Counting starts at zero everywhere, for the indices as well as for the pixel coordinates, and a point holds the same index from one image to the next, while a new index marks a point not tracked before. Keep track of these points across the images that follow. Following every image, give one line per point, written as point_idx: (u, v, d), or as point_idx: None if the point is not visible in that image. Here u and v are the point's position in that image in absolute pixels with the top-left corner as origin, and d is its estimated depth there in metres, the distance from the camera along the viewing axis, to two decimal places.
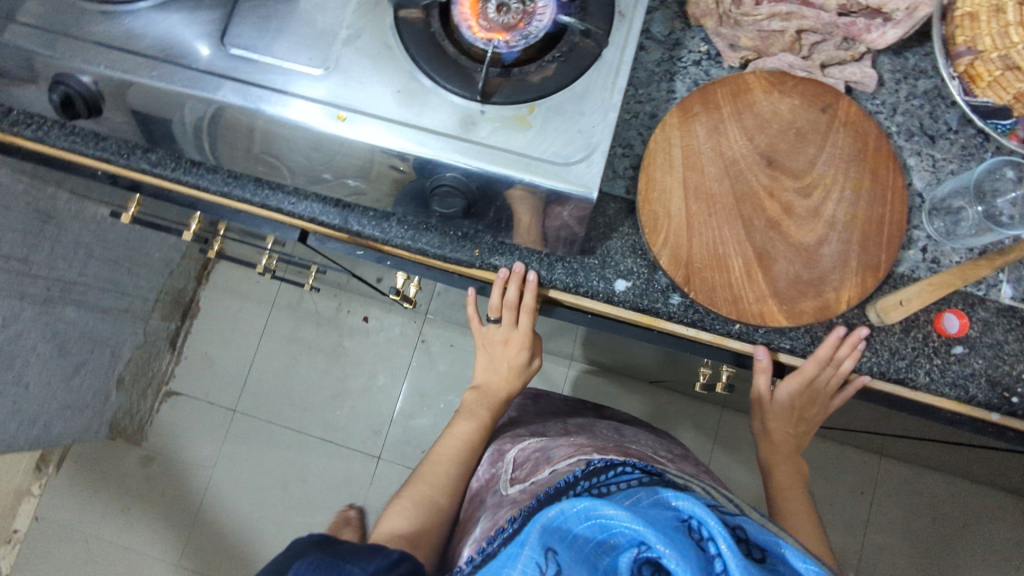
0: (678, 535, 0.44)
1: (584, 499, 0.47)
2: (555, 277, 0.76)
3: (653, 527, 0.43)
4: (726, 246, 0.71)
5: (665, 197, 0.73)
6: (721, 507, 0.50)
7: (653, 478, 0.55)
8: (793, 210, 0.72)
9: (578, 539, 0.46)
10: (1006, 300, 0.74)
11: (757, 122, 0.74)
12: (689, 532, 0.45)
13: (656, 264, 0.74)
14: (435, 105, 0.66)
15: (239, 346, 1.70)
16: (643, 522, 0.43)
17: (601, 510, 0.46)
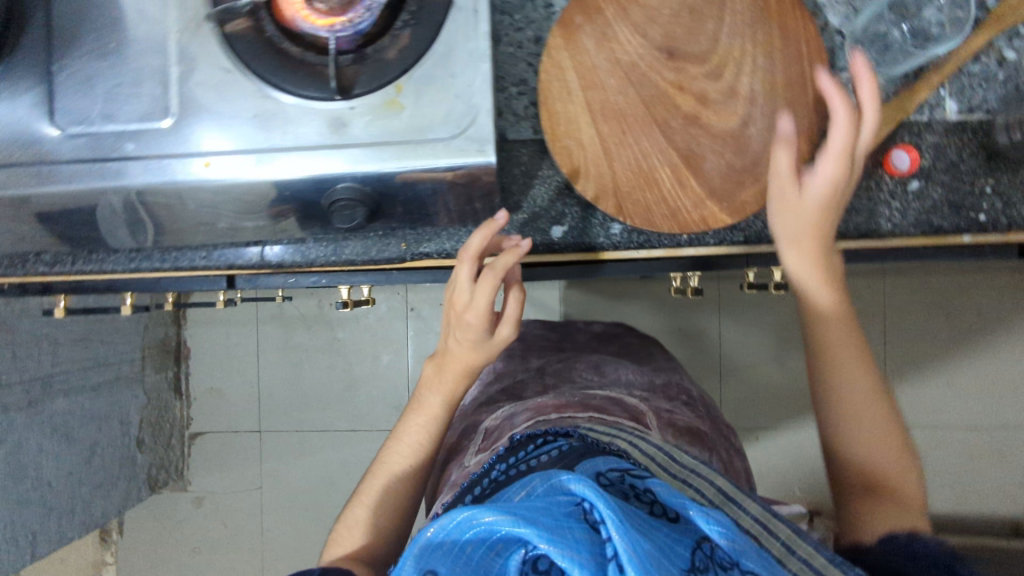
0: (571, 521, 0.47)
1: (464, 510, 0.49)
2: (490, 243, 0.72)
3: (539, 522, 0.46)
4: (649, 159, 0.67)
5: (574, 127, 0.68)
6: (625, 476, 0.55)
7: (574, 443, 0.62)
8: (709, 98, 0.67)
9: (469, 547, 0.48)
10: (953, 117, 0.70)
11: (647, 14, 0.67)
12: (584, 516, 0.48)
13: (586, 200, 0.70)
14: (296, 115, 0.60)
15: (240, 371, 1.70)
16: (527, 521, 0.46)
17: (482, 516, 0.48)
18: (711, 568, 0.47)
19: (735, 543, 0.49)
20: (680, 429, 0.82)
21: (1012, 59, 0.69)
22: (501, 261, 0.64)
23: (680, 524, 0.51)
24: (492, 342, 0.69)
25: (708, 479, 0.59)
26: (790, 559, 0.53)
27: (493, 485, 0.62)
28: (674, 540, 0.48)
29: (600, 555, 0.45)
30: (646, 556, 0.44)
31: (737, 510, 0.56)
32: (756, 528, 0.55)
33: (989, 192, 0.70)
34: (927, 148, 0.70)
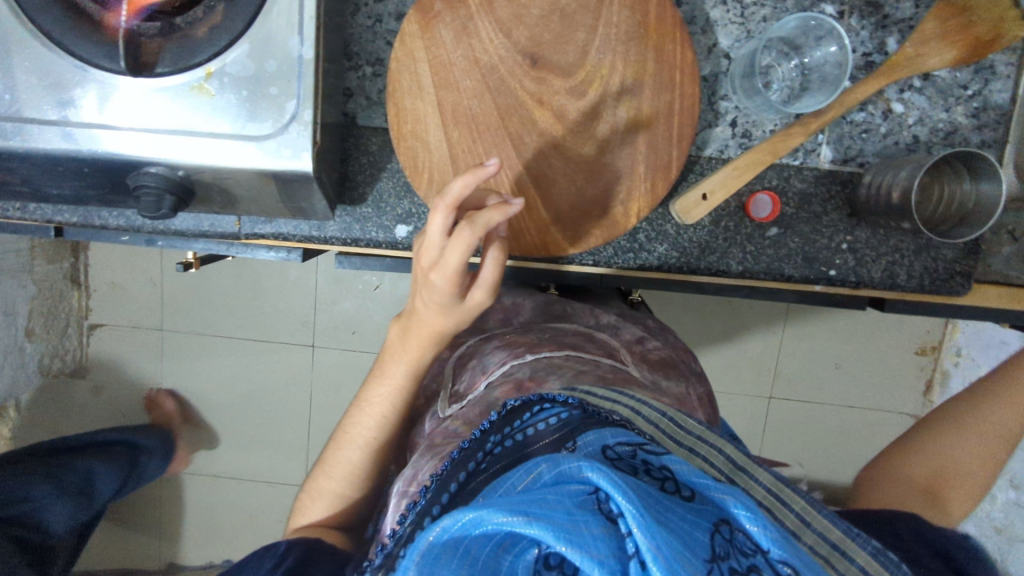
0: (582, 512, 0.35)
1: (466, 511, 0.36)
2: (329, 235, 0.68)
3: (546, 514, 0.34)
4: (497, 174, 0.63)
5: (421, 128, 0.62)
6: (634, 451, 0.43)
7: (574, 412, 0.49)
8: (567, 116, 0.62)
9: (472, 547, 0.36)
10: (825, 165, 0.67)
11: (513, 10, 0.60)
12: (598, 505, 0.36)
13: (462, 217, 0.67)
14: (92, 91, 0.54)
15: (143, 268, 1.65)
16: (536, 518, 0.34)
17: (491, 519, 0.35)
18: (734, 558, 0.36)
19: (764, 529, 0.37)
20: (654, 360, 0.75)
21: (897, 112, 0.66)
22: (481, 217, 0.51)
23: (695, 503, 0.40)
24: (463, 307, 0.59)
25: (718, 446, 0.47)
26: (823, 546, 0.43)
27: (488, 461, 0.49)
28: (691, 525, 0.37)
29: (622, 548, 0.34)
30: (670, 550, 0.33)
31: (749, 482, 0.45)
32: (768, 498, 0.45)
33: (845, 248, 0.68)
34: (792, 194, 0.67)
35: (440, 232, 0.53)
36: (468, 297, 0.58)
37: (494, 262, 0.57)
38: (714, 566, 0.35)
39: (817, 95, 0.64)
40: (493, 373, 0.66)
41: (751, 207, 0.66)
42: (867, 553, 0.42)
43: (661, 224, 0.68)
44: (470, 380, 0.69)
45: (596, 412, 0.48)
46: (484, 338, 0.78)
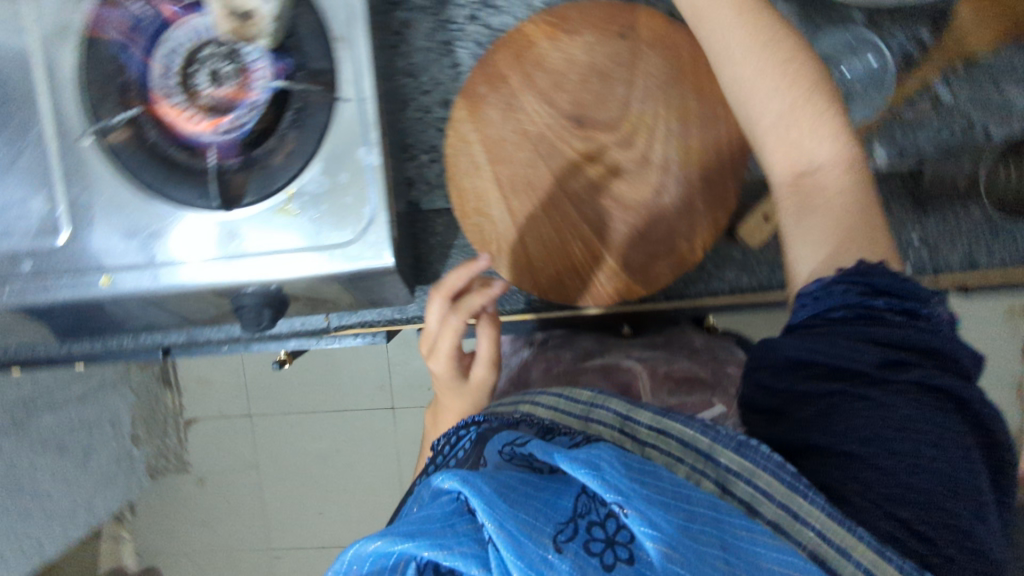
0: (454, 518, 0.41)
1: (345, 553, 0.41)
2: (412, 314, 0.73)
3: (425, 531, 0.40)
4: (561, 234, 0.66)
5: (484, 203, 0.66)
6: (518, 447, 0.48)
7: (486, 425, 0.53)
8: (621, 168, 0.64)
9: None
10: (882, 165, 0.68)
11: (553, 80, 0.63)
12: (465, 507, 0.41)
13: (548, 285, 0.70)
14: (183, 228, 0.59)
15: (225, 359, 1.74)
16: (404, 534, 0.39)
17: (364, 548, 0.40)
18: (593, 511, 0.39)
19: (596, 478, 0.38)
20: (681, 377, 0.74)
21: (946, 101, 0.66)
22: (472, 304, 0.60)
23: (566, 478, 0.43)
24: (470, 388, 0.66)
25: (607, 403, 0.48)
26: (711, 473, 0.42)
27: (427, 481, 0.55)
28: (557, 496, 0.41)
29: (484, 540, 0.39)
30: (512, 522, 0.37)
31: (631, 422, 0.46)
32: (652, 436, 0.45)
33: (917, 243, 0.68)
34: None
35: (436, 321, 0.62)
36: (472, 377, 0.65)
37: (489, 342, 0.65)
38: (568, 525, 0.39)
39: (863, 103, 0.66)
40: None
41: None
42: (761, 464, 0.41)
43: (727, 252, 0.70)
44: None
45: (500, 416, 0.53)
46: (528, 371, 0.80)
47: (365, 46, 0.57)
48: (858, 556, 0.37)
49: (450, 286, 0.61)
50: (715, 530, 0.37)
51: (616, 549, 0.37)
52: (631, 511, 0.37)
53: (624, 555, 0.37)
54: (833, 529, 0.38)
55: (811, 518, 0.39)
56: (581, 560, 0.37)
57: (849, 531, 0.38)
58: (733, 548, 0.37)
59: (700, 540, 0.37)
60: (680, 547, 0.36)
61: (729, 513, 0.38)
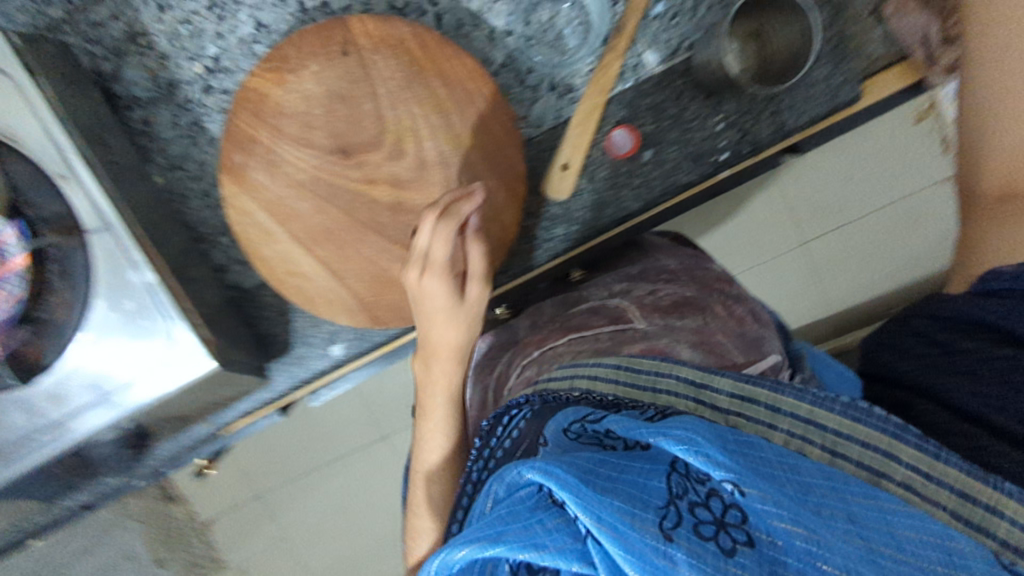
0: (540, 513, 0.37)
1: (432, 560, 0.38)
2: (285, 388, 0.72)
3: (507, 529, 0.36)
4: (377, 263, 0.64)
5: (293, 263, 0.64)
6: (587, 424, 0.45)
7: (536, 406, 0.53)
8: (402, 179, 0.62)
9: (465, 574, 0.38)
10: (657, 68, 0.65)
11: (300, 122, 0.61)
12: (550, 498, 0.37)
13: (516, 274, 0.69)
14: (60, 385, 0.59)
15: None
16: (491, 538, 0.35)
17: (454, 555, 0.36)
18: (692, 491, 0.36)
19: (704, 455, 0.36)
20: (667, 305, 0.71)
21: None
22: (439, 235, 0.57)
23: (654, 450, 0.40)
24: (466, 306, 0.62)
25: (671, 370, 0.50)
26: (815, 437, 0.41)
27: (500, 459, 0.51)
28: (646, 474, 0.37)
29: (577, 532, 0.35)
30: (617, 517, 0.33)
31: (711, 394, 0.46)
32: (733, 403, 0.45)
33: (723, 130, 0.66)
34: (642, 111, 0.66)
35: (433, 254, 0.57)
36: (465, 293, 0.61)
37: (481, 253, 0.60)
38: (669, 509, 0.34)
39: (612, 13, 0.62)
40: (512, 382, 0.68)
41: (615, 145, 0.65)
42: (875, 426, 0.40)
43: (548, 208, 0.69)
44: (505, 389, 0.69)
45: (557, 397, 0.52)
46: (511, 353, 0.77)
47: (102, 170, 0.56)
48: (949, 478, 0.38)
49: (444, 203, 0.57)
50: (836, 500, 0.36)
51: (730, 532, 0.33)
52: (750, 491, 0.35)
53: (742, 537, 0.33)
54: (971, 485, 0.37)
55: (949, 477, 0.38)
56: (697, 547, 0.33)
57: (939, 459, 0.38)
58: (857, 515, 0.35)
59: (826, 513, 0.35)
60: (788, 509, 0.34)
61: (849, 481, 0.37)
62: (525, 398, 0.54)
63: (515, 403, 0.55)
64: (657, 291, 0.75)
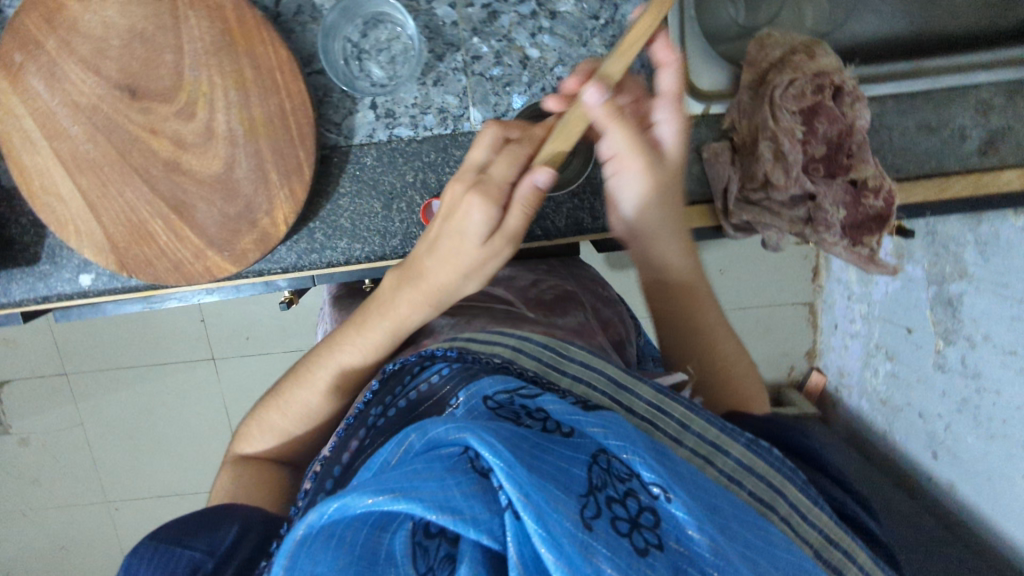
0: (452, 475, 0.30)
1: (328, 501, 0.30)
2: (18, 298, 0.68)
3: (413, 485, 0.29)
4: (138, 211, 0.62)
5: (48, 181, 0.62)
6: (515, 397, 0.38)
7: (455, 364, 0.43)
8: (185, 140, 0.61)
9: (314, 551, 0.30)
10: (478, 127, 0.66)
11: (94, 46, 0.59)
12: (471, 463, 0.31)
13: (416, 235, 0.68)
14: None
15: None
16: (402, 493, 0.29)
17: (356, 503, 0.29)
18: (611, 486, 0.33)
19: (641, 454, 0.34)
20: (549, 299, 0.67)
21: (535, 58, 0.64)
22: (490, 166, 0.49)
23: (574, 438, 0.36)
24: (491, 245, 0.49)
25: (600, 368, 0.43)
26: (717, 460, 0.39)
27: (372, 436, 0.43)
28: (567, 461, 0.34)
29: (493, 503, 0.30)
30: (540, 495, 0.29)
31: (630, 398, 0.42)
32: (650, 412, 0.41)
33: None
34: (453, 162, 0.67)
35: (461, 191, 0.49)
36: (504, 227, 0.48)
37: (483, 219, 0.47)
38: (589, 499, 0.32)
39: (448, 58, 0.64)
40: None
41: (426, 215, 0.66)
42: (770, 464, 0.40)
43: (335, 219, 0.67)
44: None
45: (477, 360, 0.43)
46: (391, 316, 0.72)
47: None
48: (820, 523, 0.39)
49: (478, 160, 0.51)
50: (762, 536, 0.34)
51: (643, 533, 0.32)
52: (681, 499, 0.33)
53: (655, 540, 0.32)
54: (836, 534, 0.39)
55: (820, 521, 0.39)
56: (612, 540, 0.30)
57: (818, 507, 0.40)
58: (754, 545, 0.33)
59: (730, 533, 0.33)
60: (725, 544, 0.32)
61: (746, 509, 0.36)
62: (443, 350, 0.44)
63: (424, 355, 0.45)
64: (537, 283, 0.71)
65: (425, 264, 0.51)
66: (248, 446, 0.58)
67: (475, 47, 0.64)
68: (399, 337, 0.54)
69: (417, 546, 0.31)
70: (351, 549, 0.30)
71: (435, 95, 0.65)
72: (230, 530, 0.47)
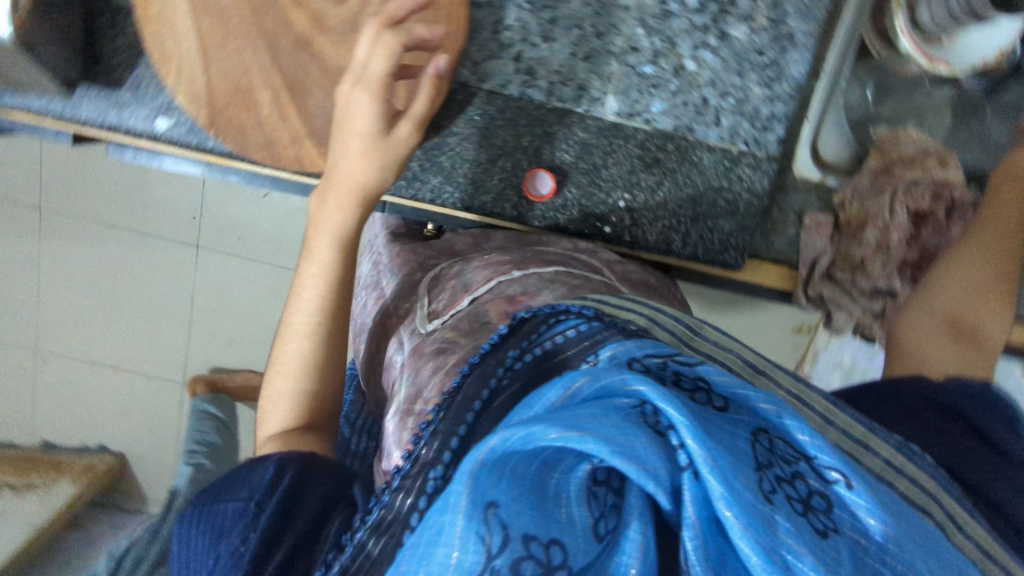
0: (630, 425, 0.31)
1: (510, 431, 0.30)
2: (84, 116, 0.64)
3: (594, 426, 0.30)
4: (250, 75, 0.59)
5: (169, 11, 0.57)
6: (669, 362, 0.38)
7: (594, 323, 0.44)
8: (326, 23, 0.58)
9: (492, 477, 0.29)
10: (609, 117, 0.64)
11: None
12: (645, 418, 0.32)
13: (516, 198, 0.67)
14: None
15: None
16: (586, 432, 0.29)
17: (541, 436, 0.29)
18: (777, 466, 0.33)
19: (813, 438, 0.34)
20: (635, 282, 0.64)
21: (690, 70, 0.63)
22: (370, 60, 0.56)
23: (732, 414, 0.36)
24: (389, 142, 0.59)
25: (735, 351, 0.45)
26: (864, 454, 0.41)
27: (510, 377, 0.44)
28: (733, 435, 0.33)
29: (673, 462, 0.30)
30: (722, 460, 0.30)
31: (768, 383, 0.43)
32: (791, 396, 0.43)
33: (621, 207, 0.67)
34: (573, 141, 0.65)
35: (365, 72, 0.56)
36: (394, 130, 0.59)
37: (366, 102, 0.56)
38: (763, 475, 0.32)
39: (611, 37, 0.62)
40: (478, 291, 0.58)
41: (530, 185, 0.66)
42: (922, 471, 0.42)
43: (436, 155, 0.65)
44: (450, 300, 0.60)
45: (615, 322, 0.44)
46: (460, 261, 0.67)
47: None
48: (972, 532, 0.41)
49: (391, 13, 0.55)
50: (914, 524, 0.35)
51: (818, 516, 0.32)
52: (861, 487, 0.33)
53: (830, 523, 0.32)
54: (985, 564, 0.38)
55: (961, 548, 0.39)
56: (791, 516, 0.30)
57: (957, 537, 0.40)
58: (926, 545, 0.33)
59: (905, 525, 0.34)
60: (901, 534, 0.33)
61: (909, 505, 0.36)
62: (579, 307, 0.46)
63: (557, 308, 0.46)
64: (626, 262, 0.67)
65: (334, 164, 0.60)
66: (277, 370, 0.63)
67: (636, 38, 0.62)
68: (366, 192, 0.60)
69: (589, 491, 0.31)
70: (524, 483, 0.30)
71: (581, 69, 0.63)
72: (268, 469, 0.55)
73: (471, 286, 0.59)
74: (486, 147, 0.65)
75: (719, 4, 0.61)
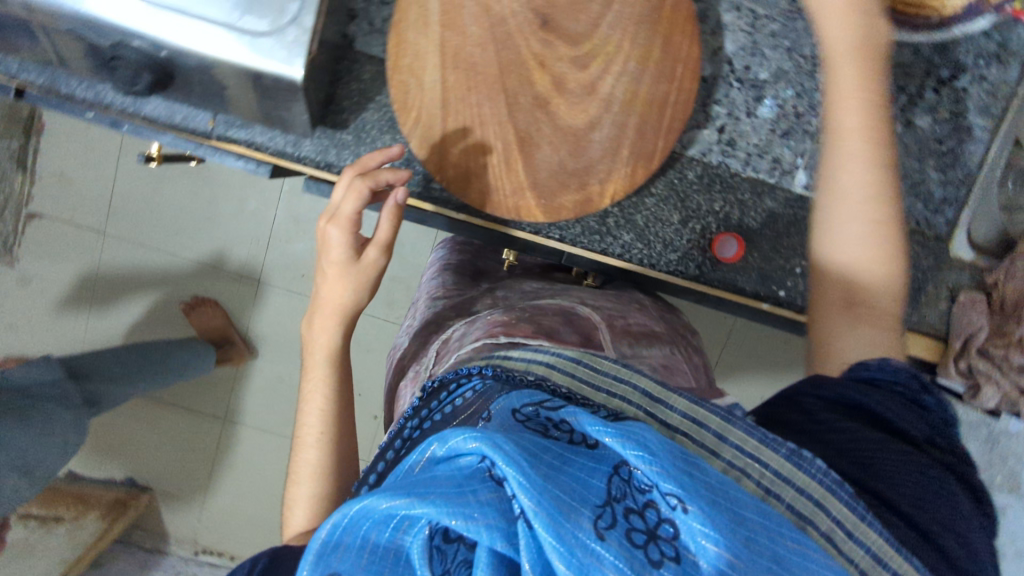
0: (474, 483, 0.36)
1: (353, 502, 0.36)
2: (304, 154, 0.67)
3: (430, 490, 0.35)
4: (485, 127, 0.62)
5: (419, 65, 0.61)
6: (540, 411, 0.43)
7: (489, 381, 0.47)
8: (565, 85, 0.62)
9: (339, 553, 0.37)
10: (797, 189, 0.69)
11: None
12: (488, 472, 0.36)
13: (698, 257, 0.70)
14: None
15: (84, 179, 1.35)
16: (419, 497, 0.34)
17: (377, 506, 0.35)
18: (631, 497, 0.37)
19: (653, 465, 0.37)
20: (636, 333, 0.68)
21: None
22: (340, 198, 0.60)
23: (598, 450, 0.40)
24: (360, 268, 0.62)
25: (631, 381, 0.47)
26: (754, 473, 0.43)
27: (410, 444, 0.48)
28: (589, 473, 0.37)
29: (508, 511, 0.35)
30: (553, 506, 0.33)
31: (665, 411, 0.45)
32: (684, 425, 0.45)
33: (797, 273, 0.70)
34: (761, 210, 0.69)
35: (336, 206, 0.60)
36: (362, 256, 0.62)
37: (338, 240, 0.60)
38: (606, 510, 0.35)
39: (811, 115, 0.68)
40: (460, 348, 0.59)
41: (718, 248, 0.68)
42: (810, 478, 0.43)
43: (632, 213, 0.69)
44: (436, 358, 0.63)
45: (511, 376, 0.47)
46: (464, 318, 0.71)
47: None
48: (868, 541, 0.42)
49: (364, 162, 0.61)
50: (763, 539, 0.36)
51: (659, 545, 0.35)
52: (695, 511, 0.35)
53: (671, 552, 0.35)
54: None
55: None
56: (625, 550, 0.34)
57: None
58: (782, 558, 0.36)
59: (755, 550, 0.35)
60: (744, 555, 0.35)
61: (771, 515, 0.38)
62: (479, 368, 0.49)
63: (463, 372, 0.50)
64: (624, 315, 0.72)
65: (318, 293, 0.63)
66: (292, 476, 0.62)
67: None
68: (346, 310, 0.62)
69: (436, 549, 0.35)
70: (374, 551, 0.36)
71: (779, 145, 0.68)
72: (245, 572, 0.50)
73: (455, 339, 0.64)
74: (678, 209, 0.69)
75: (908, 96, 0.68)
